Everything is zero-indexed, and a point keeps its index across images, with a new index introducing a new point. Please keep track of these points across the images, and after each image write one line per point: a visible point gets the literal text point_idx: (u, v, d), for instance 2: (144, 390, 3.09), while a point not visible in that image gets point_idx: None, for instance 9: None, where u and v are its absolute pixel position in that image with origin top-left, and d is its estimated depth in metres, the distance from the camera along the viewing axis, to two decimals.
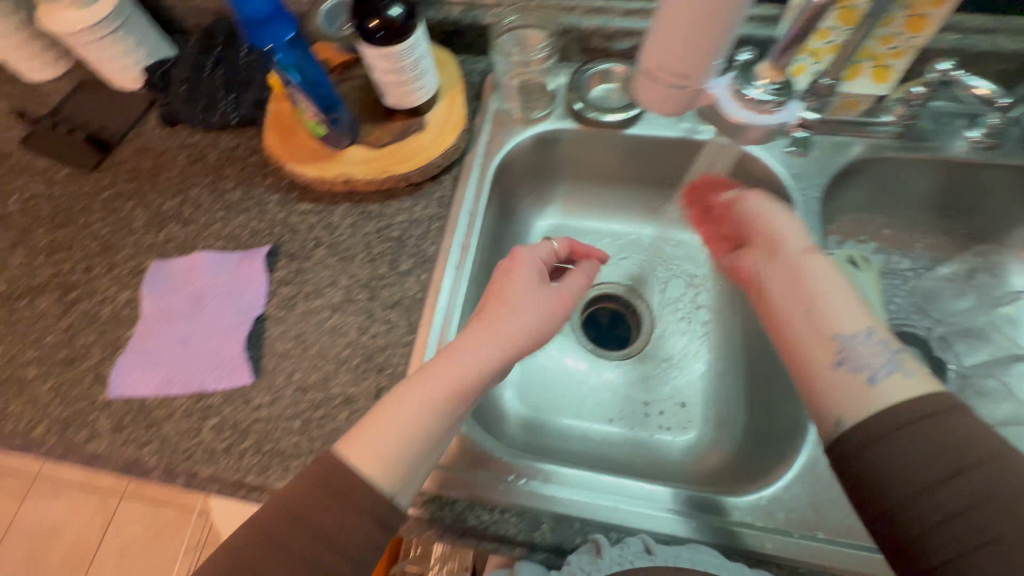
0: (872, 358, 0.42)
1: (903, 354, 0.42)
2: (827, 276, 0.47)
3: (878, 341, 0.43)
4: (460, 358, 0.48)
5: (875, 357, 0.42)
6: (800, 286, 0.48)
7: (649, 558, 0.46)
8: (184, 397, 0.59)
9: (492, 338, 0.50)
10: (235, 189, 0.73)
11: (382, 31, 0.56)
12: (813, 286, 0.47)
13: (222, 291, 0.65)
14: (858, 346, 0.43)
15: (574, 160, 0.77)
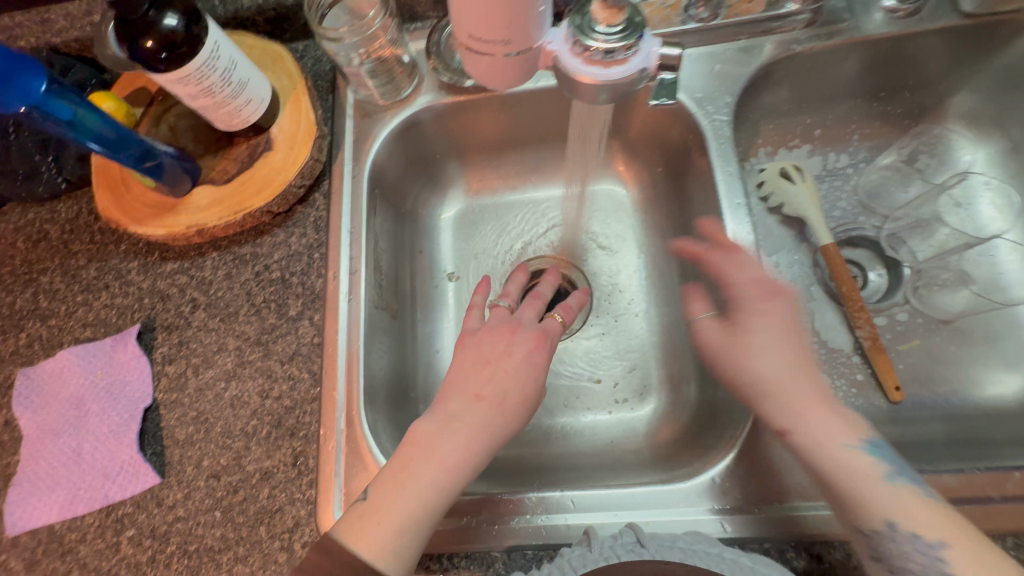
0: (908, 564, 0.39)
1: (944, 551, 0.38)
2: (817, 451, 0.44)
3: (913, 538, 0.39)
4: (433, 457, 0.44)
5: (919, 567, 0.38)
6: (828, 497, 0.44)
7: (639, 551, 0.42)
8: (93, 514, 0.54)
9: (450, 428, 0.45)
10: (89, 265, 0.64)
11: (164, 50, 0.46)
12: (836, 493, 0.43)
13: (102, 389, 0.58)
14: (903, 544, 0.39)
15: (462, 133, 0.69)
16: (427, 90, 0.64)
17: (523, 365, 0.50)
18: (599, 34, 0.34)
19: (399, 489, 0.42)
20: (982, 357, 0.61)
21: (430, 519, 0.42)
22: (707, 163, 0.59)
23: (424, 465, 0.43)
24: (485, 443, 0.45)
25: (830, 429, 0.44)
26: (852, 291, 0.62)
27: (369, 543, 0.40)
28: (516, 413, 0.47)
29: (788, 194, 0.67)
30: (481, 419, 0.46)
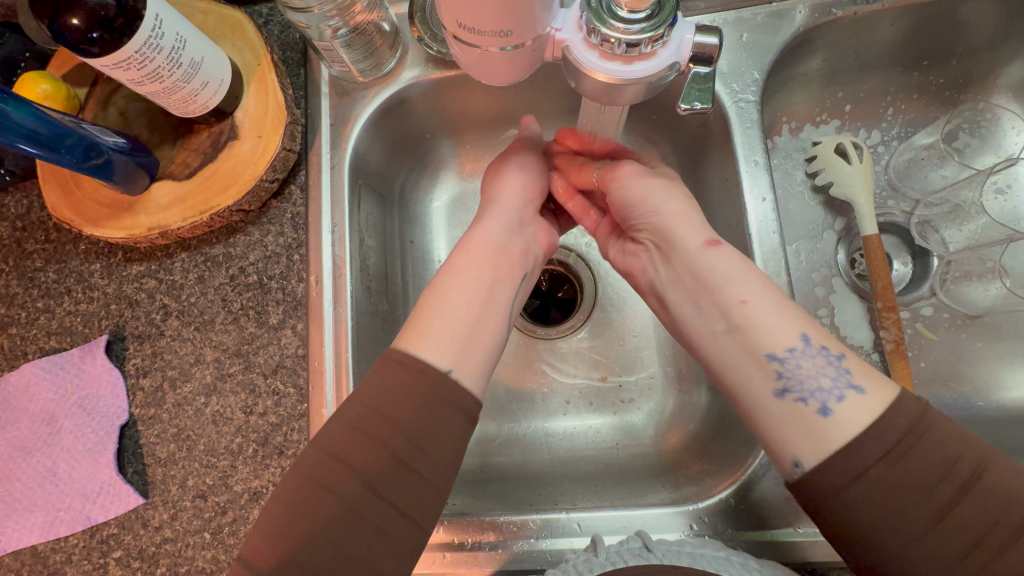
0: (819, 380, 0.39)
1: (845, 362, 0.40)
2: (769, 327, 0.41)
3: (818, 350, 0.40)
4: (460, 278, 0.46)
5: (812, 380, 0.39)
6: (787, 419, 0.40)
7: (647, 556, 0.41)
8: (76, 535, 0.52)
9: (468, 252, 0.48)
10: (47, 267, 0.58)
11: (95, 29, 0.40)
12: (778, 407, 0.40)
13: (73, 404, 0.54)
14: (798, 367, 0.40)
15: (454, 108, 0.61)
16: (413, 64, 0.56)
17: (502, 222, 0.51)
18: (620, 20, 0.27)
19: (425, 322, 0.43)
20: (1006, 353, 0.58)
21: (477, 318, 0.45)
22: (728, 151, 0.52)
23: (445, 290, 0.45)
24: (485, 264, 0.47)
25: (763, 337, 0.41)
26: (887, 288, 0.57)
27: (416, 339, 0.42)
28: (503, 231, 0.50)
29: (839, 173, 0.61)
30: (468, 265, 0.47)
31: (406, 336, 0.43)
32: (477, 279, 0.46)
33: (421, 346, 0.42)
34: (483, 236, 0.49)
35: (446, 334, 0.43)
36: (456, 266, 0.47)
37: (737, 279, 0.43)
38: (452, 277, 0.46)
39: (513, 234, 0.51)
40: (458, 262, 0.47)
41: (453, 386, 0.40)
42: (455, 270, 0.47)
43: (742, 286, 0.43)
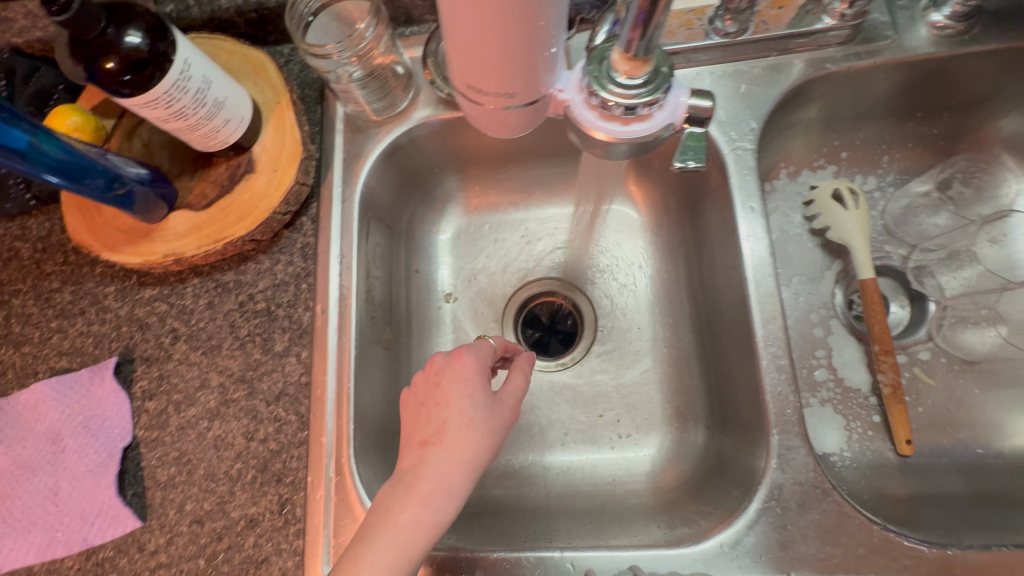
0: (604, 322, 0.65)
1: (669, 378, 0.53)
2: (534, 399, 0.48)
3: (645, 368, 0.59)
4: (399, 535, 0.38)
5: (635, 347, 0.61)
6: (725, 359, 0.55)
7: None
8: (72, 557, 0.52)
9: (410, 497, 0.39)
10: (64, 288, 0.60)
11: (128, 71, 0.42)
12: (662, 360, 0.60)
13: (79, 424, 0.55)
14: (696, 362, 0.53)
15: (463, 147, 0.64)
16: (425, 104, 0.59)
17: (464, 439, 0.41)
18: (619, 86, 0.29)
19: None
20: (1006, 401, 0.58)
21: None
22: (726, 195, 0.54)
23: (375, 556, 0.37)
24: (429, 512, 0.39)
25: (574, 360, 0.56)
26: (884, 331, 0.58)
27: None
28: (440, 484, 0.40)
29: (836, 218, 0.62)
30: (421, 504, 0.39)
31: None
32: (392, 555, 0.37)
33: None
34: (433, 476, 0.40)
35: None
36: (402, 514, 0.38)
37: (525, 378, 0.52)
38: (372, 542, 0.37)
39: (448, 480, 0.40)
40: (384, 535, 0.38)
41: None
42: (397, 527, 0.38)
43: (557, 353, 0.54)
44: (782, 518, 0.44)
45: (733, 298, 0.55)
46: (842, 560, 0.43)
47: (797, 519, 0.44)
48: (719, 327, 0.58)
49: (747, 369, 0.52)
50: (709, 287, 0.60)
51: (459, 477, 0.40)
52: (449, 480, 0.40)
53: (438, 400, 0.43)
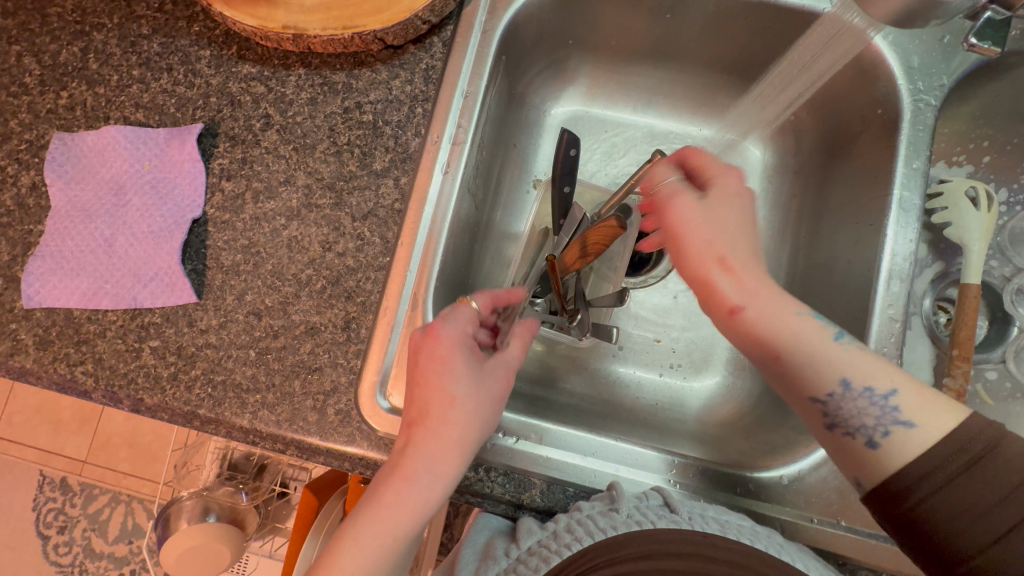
0: (863, 418, 0.35)
1: (896, 396, 0.34)
2: (773, 323, 0.36)
3: (863, 390, 0.35)
4: (373, 535, 0.36)
5: (870, 418, 0.35)
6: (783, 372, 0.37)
7: (673, 517, 0.41)
8: (117, 313, 0.50)
9: (392, 523, 0.36)
10: (152, 37, 0.54)
11: None
12: (804, 349, 0.36)
13: (147, 183, 0.51)
14: (861, 399, 0.35)
15: (611, 24, 0.58)
16: None
17: (433, 460, 0.38)
18: None
19: None
20: None
21: (414, 537, 0.38)
22: (889, 147, 0.50)
23: (352, 556, 0.35)
24: (399, 510, 0.37)
25: (806, 343, 0.36)
26: (969, 338, 0.55)
27: None
28: (429, 465, 0.38)
29: (961, 216, 0.60)
30: (430, 458, 0.38)
31: (343, 536, 0.36)
32: (425, 489, 0.37)
33: (342, 557, 0.36)
34: (425, 481, 0.37)
35: (375, 559, 0.36)
36: (392, 495, 0.37)
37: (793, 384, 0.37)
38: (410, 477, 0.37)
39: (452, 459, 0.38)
40: (393, 492, 0.37)
41: None
42: (382, 530, 0.36)
43: (821, 339, 0.36)
44: None
45: (852, 258, 0.52)
46: None
47: None
48: (815, 285, 0.56)
49: (846, 329, 0.50)
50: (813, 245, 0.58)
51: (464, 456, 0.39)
52: (455, 464, 0.38)
53: (411, 400, 0.40)
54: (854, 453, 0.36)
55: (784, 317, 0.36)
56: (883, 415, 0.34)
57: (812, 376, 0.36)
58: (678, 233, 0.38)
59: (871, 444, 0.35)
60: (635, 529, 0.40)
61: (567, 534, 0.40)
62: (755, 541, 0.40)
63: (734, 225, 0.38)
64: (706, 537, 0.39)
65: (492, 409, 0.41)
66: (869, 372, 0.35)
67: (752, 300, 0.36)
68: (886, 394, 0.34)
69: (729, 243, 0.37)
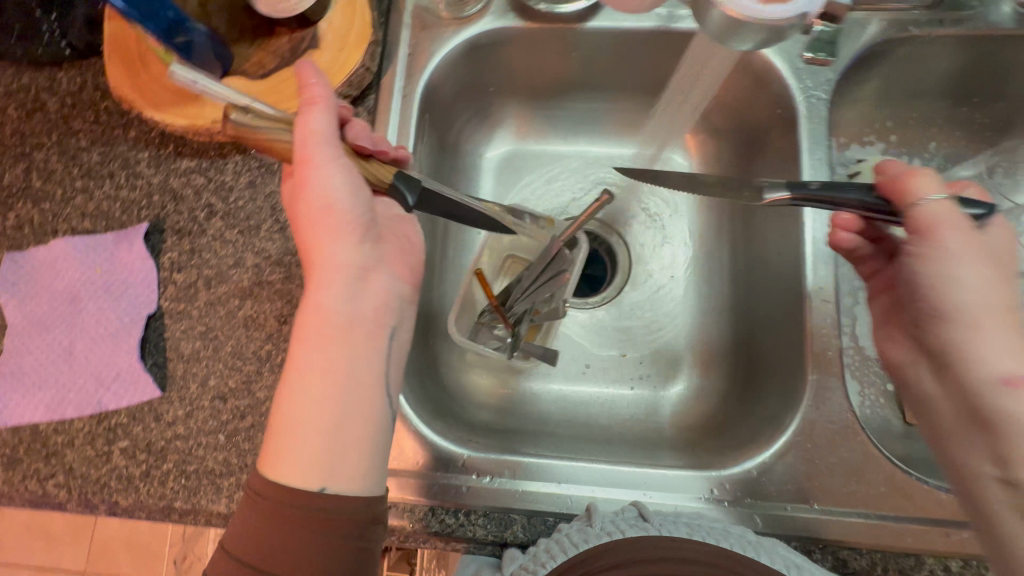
0: None
1: None
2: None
3: None
4: (302, 396, 0.37)
5: None
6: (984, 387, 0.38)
7: (644, 526, 0.42)
8: (83, 420, 0.50)
9: (314, 377, 0.38)
10: (90, 148, 0.57)
11: None
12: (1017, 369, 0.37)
13: (100, 288, 0.52)
14: None
15: (523, 68, 0.62)
16: (497, 10, 0.57)
17: (321, 288, 0.40)
18: None
19: (282, 441, 0.37)
20: None
21: (331, 377, 0.38)
22: (792, 143, 0.54)
23: (290, 411, 0.37)
24: (312, 338, 0.38)
25: None
26: None
27: (284, 478, 0.36)
28: (313, 287, 0.40)
29: None
30: (319, 286, 0.40)
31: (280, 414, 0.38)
32: (318, 306, 0.39)
33: (282, 420, 0.38)
34: (320, 308, 0.39)
35: (309, 406, 0.37)
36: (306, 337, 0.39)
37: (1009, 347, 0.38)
38: (330, 270, 0.40)
39: (376, 287, 0.42)
40: (323, 325, 0.39)
41: (347, 502, 0.36)
42: (306, 402, 0.37)
43: (1020, 358, 0.37)
44: (811, 453, 0.47)
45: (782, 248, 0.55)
46: (863, 496, 0.45)
47: (826, 455, 0.46)
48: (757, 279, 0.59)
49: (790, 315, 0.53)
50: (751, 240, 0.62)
51: (385, 284, 0.42)
52: (377, 295, 0.41)
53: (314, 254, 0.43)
54: (1006, 515, 0.36)
55: (1005, 336, 0.38)
56: None
57: None
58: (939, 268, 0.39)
59: None
60: (606, 541, 0.41)
61: (544, 553, 0.42)
62: (723, 540, 0.41)
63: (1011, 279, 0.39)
64: (675, 541, 0.41)
65: (323, 186, 0.40)
66: None
67: (987, 325, 0.38)
68: None
69: (993, 328, 0.38)
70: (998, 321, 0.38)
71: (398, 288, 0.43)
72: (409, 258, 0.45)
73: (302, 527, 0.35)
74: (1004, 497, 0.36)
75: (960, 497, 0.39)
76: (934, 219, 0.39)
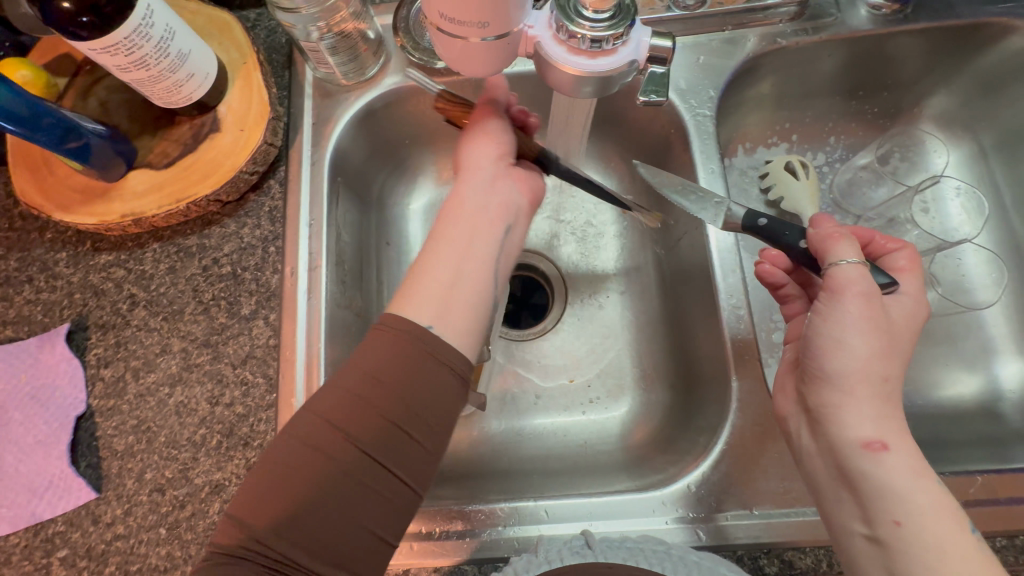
0: None
1: None
2: (931, 527, 0.38)
3: None
4: (437, 245, 0.42)
5: None
6: (882, 534, 0.39)
7: (584, 553, 0.43)
8: (18, 534, 0.49)
9: (461, 242, 0.42)
10: (6, 256, 0.57)
11: (85, 13, 0.41)
12: (911, 532, 0.38)
13: (26, 395, 0.52)
14: None
15: (430, 118, 0.64)
16: (394, 71, 0.59)
17: (478, 183, 0.44)
18: (585, 21, 0.32)
19: (413, 280, 0.40)
20: (947, 359, 0.61)
21: (471, 260, 0.41)
22: (688, 159, 0.56)
23: (442, 262, 0.41)
24: (466, 222, 0.42)
25: (935, 529, 0.38)
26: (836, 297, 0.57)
27: (411, 305, 0.39)
28: (481, 184, 0.44)
29: (789, 188, 0.65)
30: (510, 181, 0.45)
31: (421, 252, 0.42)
32: (487, 194, 0.44)
33: (430, 260, 0.41)
34: (478, 197, 0.44)
35: (467, 259, 0.41)
36: (467, 215, 0.43)
37: (940, 529, 0.38)
38: (470, 171, 0.45)
39: (503, 189, 0.45)
40: (459, 207, 0.43)
41: (452, 353, 0.38)
42: (443, 260, 0.41)
43: (955, 541, 0.37)
44: (745, 457, 0.48)
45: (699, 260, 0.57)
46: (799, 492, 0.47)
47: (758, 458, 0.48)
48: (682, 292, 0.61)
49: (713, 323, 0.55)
50: (674, 253, 0.64)
51: (509, 189, 0.45)
52: (501, 194, 0.45)
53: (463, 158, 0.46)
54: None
55: (926, 499, 0.38)
56: None
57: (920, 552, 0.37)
58: (834, 340, 0.42)
59: None
60: (547, 568, 0.43)
61: None
62: (657, 564, 0.42)
63: (924, 472, 0.39)
64: (611, 567, 0.42)
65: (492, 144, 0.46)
66: (990, 575, 0.36)
67: (884, 457, 0.40)
68: None
69: (864, 397, 0.41)
70: (871, 389, 0.41)
71: (518, 201, 0.46)
72: (534, 181, 0.47)
73: (323, 460, 0.35)
74: (874, 556, 0.39)
75: (808, 485, 0.44)
76: (847, 282, 0.43)
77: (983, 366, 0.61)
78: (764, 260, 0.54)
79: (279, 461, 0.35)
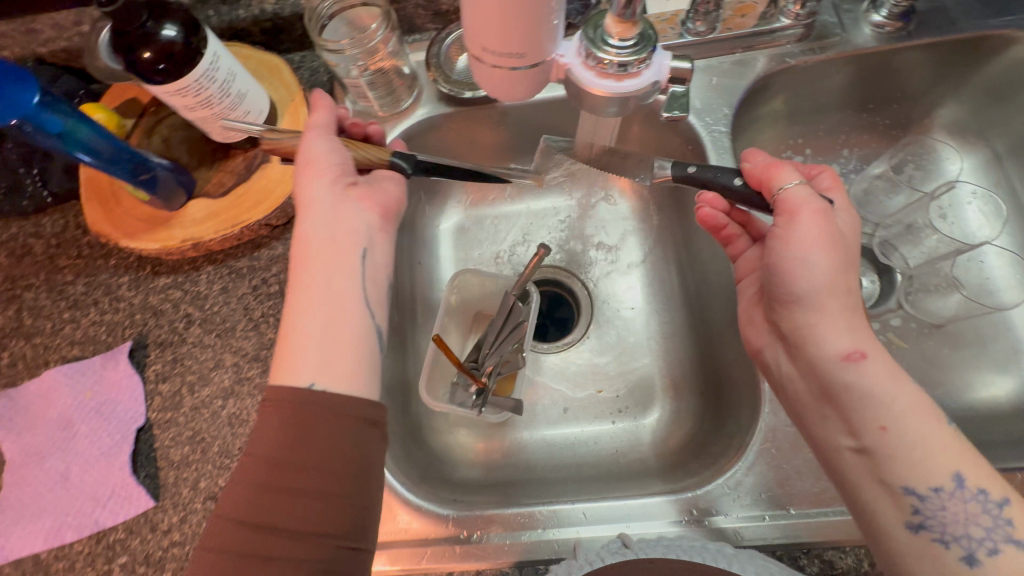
0: (967, 525, 0.39)
1: (1006, 509, 0.39)
2: (905, 424, 0.41)
3: (970, 491, 0.39)
4: (342, 283, 0.44)
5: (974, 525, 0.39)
6: (871, 445, 0.42)
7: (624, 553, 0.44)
8: (82, 542, 0.52)
9: (337, 273, 0.45)
10: (74, 281, 0.61)
11: (162, 61, 0.46)
12: (895, 446, 0.41)
13: (91, 410, 0.55)
14: (942, 511, 0.40)
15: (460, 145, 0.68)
16: (426, 102, 0.64)
17: (320, 216, 0.46)
18: (612, 48, 0.35)
19: (293, 343, 0.42)
20: (978, 362, 0.61)
21: (353, 294, 0.44)
22: None
23: (321, 308, 0.43)
24: (323, 262, 0.45)
25: (909, 426, 0.41)
26: None
27: (297, 367, 0.41)
28: (317, 220, 0.46)
29: None
30: (321, 220, 0.46)
31: (289, 304, 0.44)
32: (319, 228, 0.46)
33: (297, 315, 0.43)
34: (324, 233, 0.46)
35: (345, 291, 0.44)
36: (324, 273, 0.44)
37: (914, 430, 0.41)
38: (308, 205, 0.47)
39: (347, 210, 0.47)
40: (306, 248, 0.45)
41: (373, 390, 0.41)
42: (322, 302, 0.43)
43: (926, 447, 0.40)
44: (778, 458, 0.49)
45: None
46: (835, 492, 0.47)
47: (791, 458, 0.49)
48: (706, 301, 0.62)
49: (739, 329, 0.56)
50: (696, 264, 0.66)
51: (354, 211, 0.48)
52: (349, 219, 0.47)
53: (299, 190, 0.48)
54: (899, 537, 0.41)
55: (903, 411, 0.41)
56: (993, 524, 0.39)
57: (905, 448, 0.41)
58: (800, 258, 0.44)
59: (967, 557, 0.39)
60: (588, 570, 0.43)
61: None
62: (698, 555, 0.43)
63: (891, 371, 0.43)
64: (651, 562, 0.41)
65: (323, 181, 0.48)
66: (969, 471, 0.40)
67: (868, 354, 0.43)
68: (983, 492, 0.39)
69: (835, 312, 0.44)
70: (838, 303, 0.44)
71: (368, 219, 0.48)
72: (385, 194, 0.51)
73: (280, 496, 0.37)
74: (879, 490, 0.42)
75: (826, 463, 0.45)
76: (800, 203, 0.45)
77: (1014, 366, 0.61)
78: (703, 204, 0.54)
79: (246, 489, 0.37)
